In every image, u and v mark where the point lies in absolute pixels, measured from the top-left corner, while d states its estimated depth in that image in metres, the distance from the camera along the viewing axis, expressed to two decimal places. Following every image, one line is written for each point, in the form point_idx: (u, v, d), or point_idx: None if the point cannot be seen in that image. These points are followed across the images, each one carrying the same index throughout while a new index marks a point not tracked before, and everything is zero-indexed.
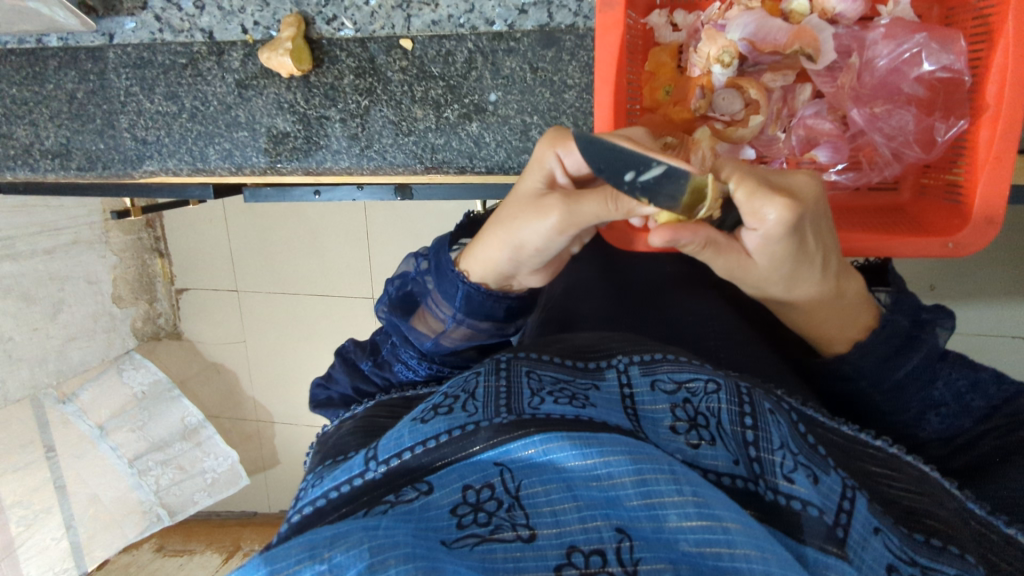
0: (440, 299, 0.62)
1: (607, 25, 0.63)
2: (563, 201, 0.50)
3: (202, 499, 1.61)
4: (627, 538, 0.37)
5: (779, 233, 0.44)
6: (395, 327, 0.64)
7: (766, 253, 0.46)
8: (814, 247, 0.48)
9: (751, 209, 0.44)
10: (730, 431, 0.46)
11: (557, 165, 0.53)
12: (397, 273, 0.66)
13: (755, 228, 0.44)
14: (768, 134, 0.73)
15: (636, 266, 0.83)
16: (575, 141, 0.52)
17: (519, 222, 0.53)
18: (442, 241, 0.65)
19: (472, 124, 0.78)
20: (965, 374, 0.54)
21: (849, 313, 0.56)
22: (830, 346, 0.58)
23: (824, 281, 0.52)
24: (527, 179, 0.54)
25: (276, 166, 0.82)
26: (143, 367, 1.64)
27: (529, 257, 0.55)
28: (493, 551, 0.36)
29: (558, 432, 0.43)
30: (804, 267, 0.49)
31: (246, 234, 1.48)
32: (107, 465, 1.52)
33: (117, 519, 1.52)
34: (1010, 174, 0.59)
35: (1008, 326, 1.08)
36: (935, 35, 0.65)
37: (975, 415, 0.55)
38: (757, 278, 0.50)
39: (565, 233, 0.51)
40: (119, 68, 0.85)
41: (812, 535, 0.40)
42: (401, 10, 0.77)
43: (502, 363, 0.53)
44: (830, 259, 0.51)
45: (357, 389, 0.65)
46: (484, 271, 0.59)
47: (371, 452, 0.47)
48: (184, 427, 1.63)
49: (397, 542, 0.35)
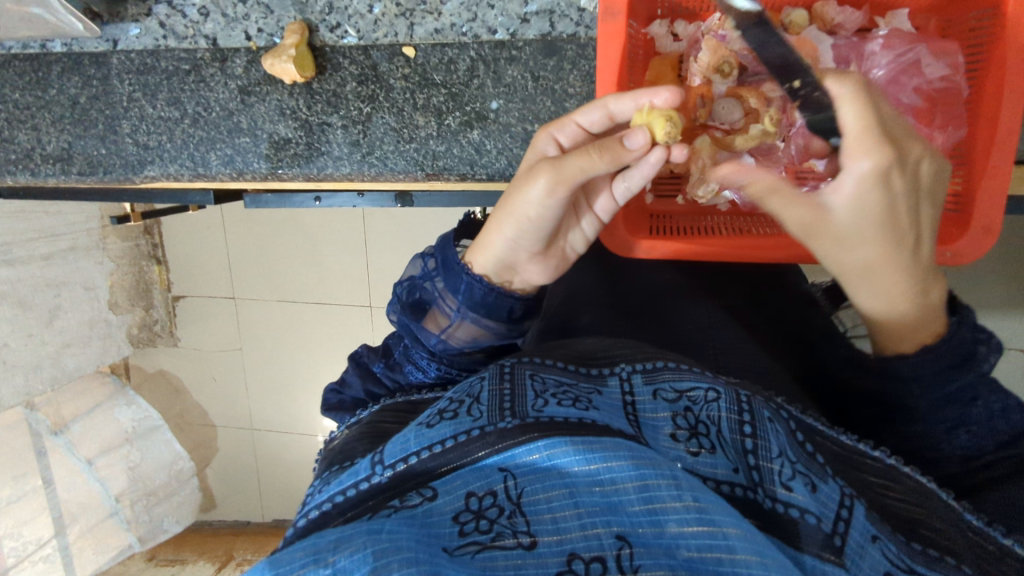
0: (445, 294, 0.63)
1: (609, 34, 0.64)
2: (551, 162, 0.53)
3: (170, 526, 1.67)
4: (627, 545, 0.37)
5: (874, 179, 0.50)
6: (405, 328, 0.64)
7: (854, 204, 0.51)
8: (905, 220, 0.52)
9: (855, 149, 0.49)
10: (730, 440, 0.46)
11: (551, 143, 0.59)
12: (404, 277, 0.66)
13: (850, 167, 0.50)
14: (767, 142, 0.73)
15: (636, 273, 0.83)
16: (565, 118, 0.58)
17: (519, 194, 0.56)
18: (446, 238, 0.66)
19: (473, 132, 0.78)
20: (1000, 398, 0.53)
21: (921, 316, 0.54)
22: (894, 344, 0.56)
23: (910, 274, 0.54)
24: (527, 161, 0.60)
25: (277, 172, 0.83)
26: (136, 404, 1.67)
27: (529, 233, 0.57)
28: (494, 559, 0.36)
29: (562, 437, 0.43)
30: (891, 244, 0.53)
31: (244, 241, 1.48)
32: (93, 496, 1.53)
33: (93, 543, 1.52)
34: (1008, 183, 0.60)
35: (1007, 337, 1.08)
36: (933, 47, 0.66)
37: (1000, 439, 0.54)
38: (840, 236, 0.53)
39: (553, 194, 0.53)
40: (122, 74, 0.85)
41: (810, 543, 0.40)
42: (404, 18, 0.78)
43: (506, 368, 0.53)
44: (917, 247, 0.54)
45: (369, 393, 0.65)
46: (485, 257, 0.60)
47: (377, 456, 0.47)
48: (172, 466, 1.67)
49: (400, 547, 0.35)
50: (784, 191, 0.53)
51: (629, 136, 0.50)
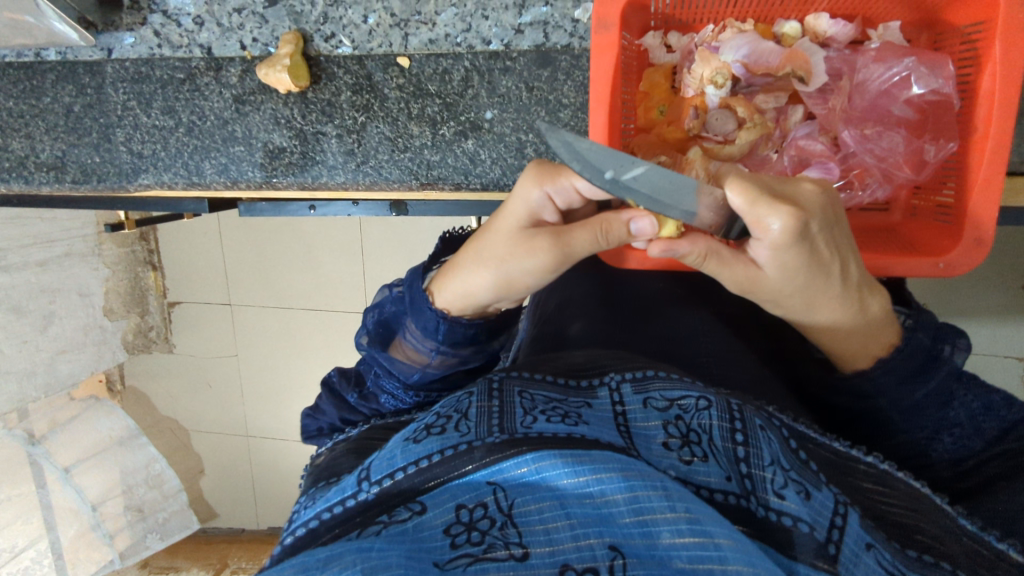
0: (419, 331, 0.61)
1: (602, 46, 0.64)
2: (558, 243, 0.52)
3: (153, 543, 1.63)
4: (620, 556, 0.37)
5: (782, 244, 0.45)
6: (376, 360, 0.63)
7: (774, 265, 0.48)
8: (827, 255, 0.48)
9: (754, 220, 0.44)
10: (722, 448, 0.46)
11: (545, 202, 0.54)
12: (373, 304, 0.65)
13: (761, 238, 0.45)
14: (760, 154, 0.73)
15: (628, 280, 0.84)
16: (563, 177, 0.52)
17: (509, 254, 0.54)
18: (415, 270, 0.64)
19: (468, 142, 0.78)
20: (980, 396, 0.55)
21: (869, 332, 0.55)
22: (851, 362, 0.58)
23: (844, 298, 0.52)
24: (511, 215, 0.54)
25: (272, 181, 0.83)
26: (114, 413, 1.69)
27: (516, 291, 0.57)
28: (486, 571, 0.35)
29: (551, 450, 0.42)
30: (817, 281, 0.50)
31: (239, 249, 1.48)
32: (72, 507, 1.55)
33: (71, 556, 1.53)
34: (999, 196, 0.60)
35: (1002, 345, 1.08)
36: (924, 59, 0.66)
37: (987, 437, 0.55)
38: (772, 289, 0.51)
39: (553, 268, 0.54)
40: (116, 83, 0.85)
41: (804, 551, 0.40)
42: (398, 28, 0.78)
43: (495, 383, 0.52)
44: (849, 269, 0.50)
45: (345, 421, 0.65)
46: (464, 303, 0.59)
47: (364, 472, 0.47)
48: (149, 472, 1.67)
49: (389, 564, 0.35)
50: (717, 261, 0.50)
51: (635, 221, 0.49)
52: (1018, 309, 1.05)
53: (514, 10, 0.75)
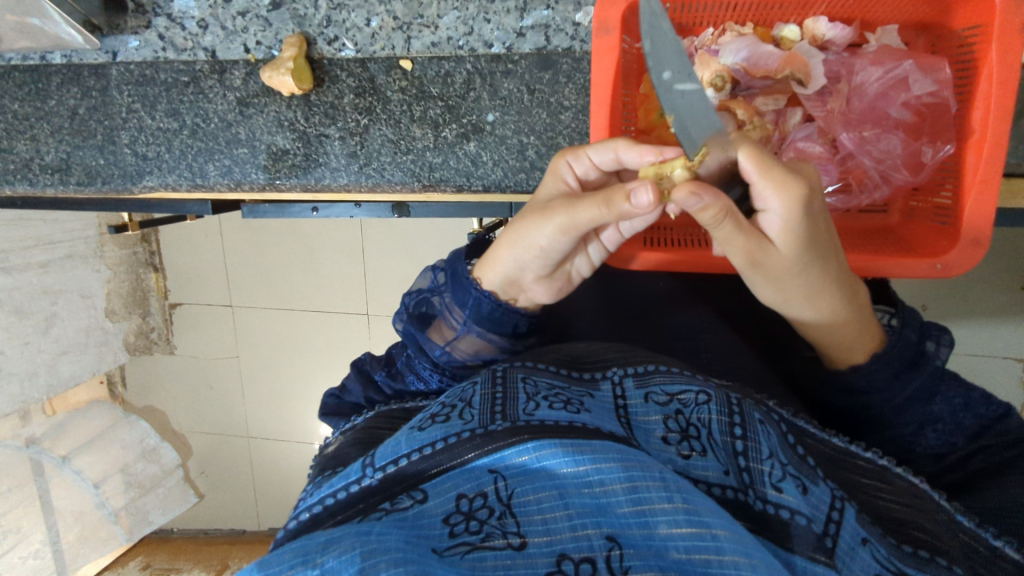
0: (454, 306, 0.63)
1: (602, 50, 0.65)
2: (568, 203, 0.52)
3: (156, 518, 1.66)
4: (617, 546, 0.37)
5: (791, 215, 0.46)
6: (411, 338, 0.64)
7: (785, 241, 0.48)
8: (827, 238, 0.49)
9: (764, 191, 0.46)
10: (720, 442, 0.46)
11: (569, 173, 0.56)
12: (414, 285, 0.68)
13: (770, 208, 0.46)
14: None
15: (632, 279, 0.83)
16: (584, 148, 0.56)
17: (529, 224, 0.55)
18: (458, 253, 0.67)
19: (470, 144, 0.79)
20: (961, 393, 0.56)
21: (860, 323, 0.56)
22: (846, 358, 0.58)
23: (841, 288, 0.53)
24: (545, 189, 0.58)
25: (275, 182, 0.84)
26: (99, 407, 1.69)
27: (536, 262, 0.57)
28: (483, 560, 0.37)
29: (551, 439, 0.43)
30: (822, 264, 0.50)
31: (241, 250, 1.48)
32: (73, 490, 1.57)
33: (85, 538, 1.55)
34: (995, 198, 0.61)
35: (999, 345, 1.09)
36: (920, 62, 0.68)
37: (967, 433, 0.56)
38: (779, 272, 0.50)
39: (567, 233, 0.53)
40: (121, 86, 0.85)
41: (802, 544, 0.41)
42: (401, 31, 0.79)
43: (498, 373, 0.53)
44: (840, 260, 0.53)
45: (369, 399, 0.64)
46: (494, 274, 0.60)
47: (368, 459, 0.47)
48: (143, 447, 1.70)
49: (388, 548, 0.35)
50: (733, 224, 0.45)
51: (635, 192, 0.44)
52: (1015, 309, 1.05)
53: (516, 14, 0.76)
